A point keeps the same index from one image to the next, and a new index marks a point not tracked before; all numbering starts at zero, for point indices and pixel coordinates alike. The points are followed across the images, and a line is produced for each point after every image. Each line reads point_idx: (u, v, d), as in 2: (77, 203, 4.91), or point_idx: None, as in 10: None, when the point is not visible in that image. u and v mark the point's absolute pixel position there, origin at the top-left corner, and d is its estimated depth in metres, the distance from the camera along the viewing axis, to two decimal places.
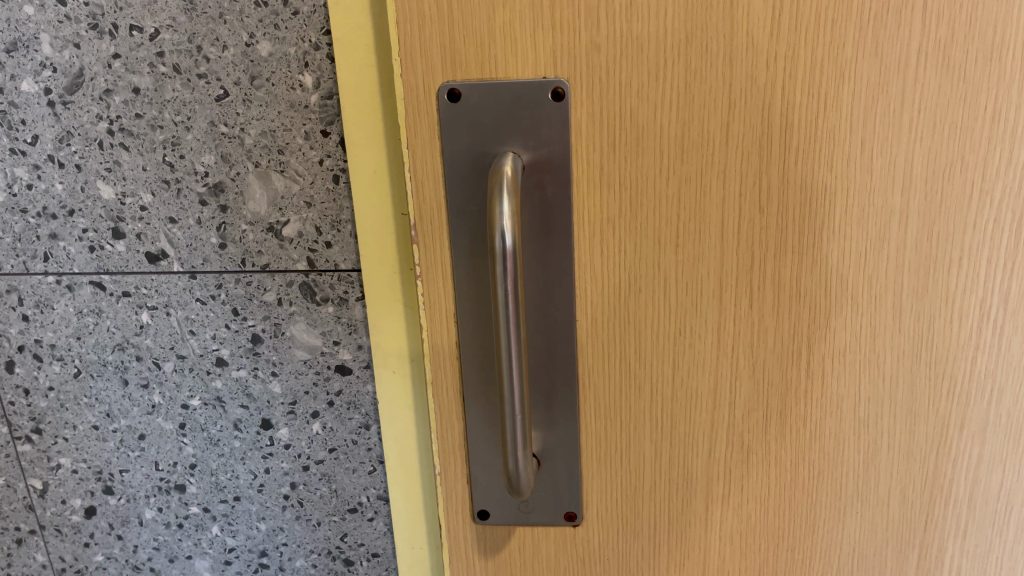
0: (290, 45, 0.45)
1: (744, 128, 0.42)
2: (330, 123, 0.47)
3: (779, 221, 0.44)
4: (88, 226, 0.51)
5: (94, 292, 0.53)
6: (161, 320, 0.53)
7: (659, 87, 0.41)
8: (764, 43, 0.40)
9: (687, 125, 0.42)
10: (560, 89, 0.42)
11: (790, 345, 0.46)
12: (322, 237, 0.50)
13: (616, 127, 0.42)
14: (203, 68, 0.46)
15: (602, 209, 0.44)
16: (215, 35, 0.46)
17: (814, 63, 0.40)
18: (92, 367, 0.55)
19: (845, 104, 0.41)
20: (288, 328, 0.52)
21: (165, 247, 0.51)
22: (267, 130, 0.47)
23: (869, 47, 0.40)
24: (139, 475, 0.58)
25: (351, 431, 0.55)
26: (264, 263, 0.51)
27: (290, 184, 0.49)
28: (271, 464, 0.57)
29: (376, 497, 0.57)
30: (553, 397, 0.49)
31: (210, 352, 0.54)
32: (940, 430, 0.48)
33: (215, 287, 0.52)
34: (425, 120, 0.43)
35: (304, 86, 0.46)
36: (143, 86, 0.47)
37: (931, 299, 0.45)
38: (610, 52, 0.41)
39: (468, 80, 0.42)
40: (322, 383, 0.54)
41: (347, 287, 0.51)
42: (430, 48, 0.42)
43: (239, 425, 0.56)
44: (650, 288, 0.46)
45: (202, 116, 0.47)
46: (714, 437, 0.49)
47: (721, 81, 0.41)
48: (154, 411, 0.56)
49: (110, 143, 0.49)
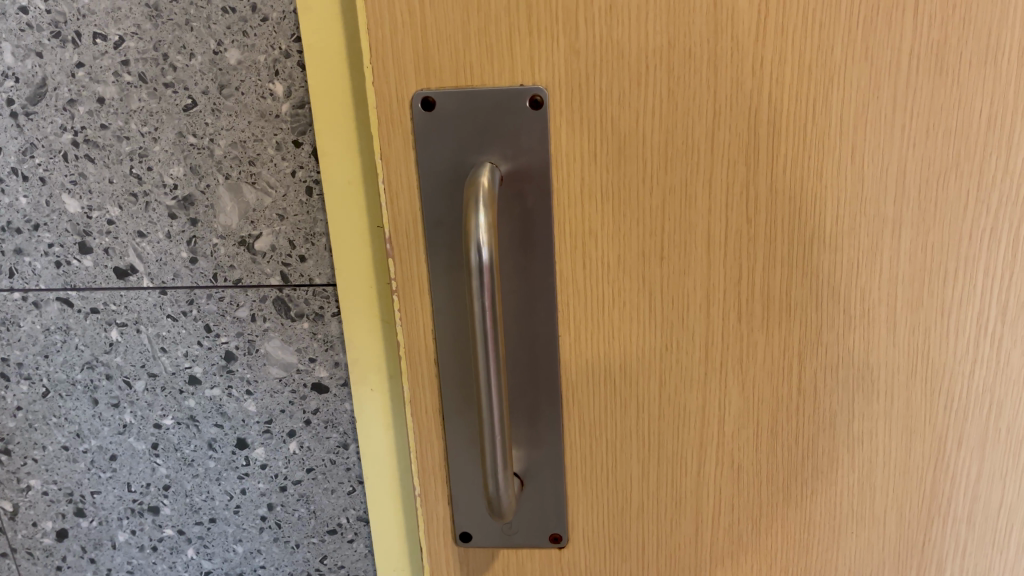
0: (259, 53, 0.44)
1: (730, 135, 0.40)
2: (302, 133, 0.45)
3: (768, 232, 0.42)
4: (54, 241, 0.49)
5: (62, 308, 0.51)
6: (131, 337, 0.51)
7: (641, 94, 0.40)
8: (750, 47, 0.39)
9: (671, 133, 0.40)
10: (539, 97, 0.40)
11: (780, 360, 0.45)
12: (296, 251, 0.48)
13: (597, 135, 0.41)
14: (169, 77, 0.45)
15: (584, 221, 0.42)
16: (181, 42, 0.44)
17: (801, 67, 0.39)
18: (61, 386, 0.53)
19: (834, 110, 0.39)
20: (262, 344, 0.51)
21: (134, 262, 0.49)
22: (237, 140, 0.46)
23: (858, 51, 0.38)
24: (111, 497, 0.56)
25: (329, 450, 0.53)
26: (237, 278, 0.49)
27: (262, 197, 0.47)
28: (247, 485, 0.55)
29: (356, 518, 0.55)
30: (536, 416, 0.47)
31: (182, 370, 0.52)
32: (937, 447, 0.46)
33: (186, 302, 0.50)
34: (399, 130, 0.41)
35: (275, 95, 0.44)
36: (108, 96, 0.45)
37: (926, 311, 0.43)
38: (590, 57, 0.39)
39: (442, 88, 0.40)
40: (298, 402, 0.52)
41: (323, 302, 0.49)
42: (402, 54, 0.40)
43: (213, 445, 0.54)
44: (635, 302, 0.44)
45: (170, 127, 0.46)
46: (704, 455, 0.47)
47: (705, 87, 0.39)
48: (126, 431, 0.54)
49: (75, 154, 0.47)
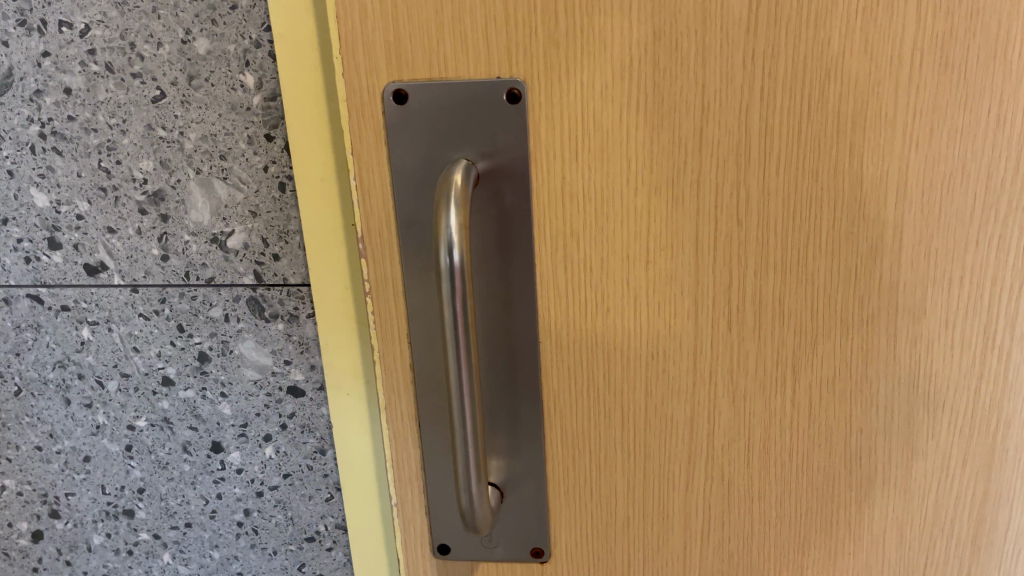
0: (229, 42, 0.42)
1: (719, 133, 0.38)
2: (274, 127, 0.43)
3: (760, 235, 0.39)
4: (23, 236, 0.48)
5: (32, 305, 0.49)
6: (102, 336, 0.50)
7: (625, 88, 0.37)
8: (741, 39, 0.36)
9: (657, 130, 0.38)
10: (516, 91, 0.38)
11: (773, 372, 0.42)
12: (269, 249, 0.46)
13: (579, 132, 0.38)
14: (137, 67, 0.43)
15: (565, 221, 0.40)
16: (149, 31, 0.42)
17: (796, 61, 0.36)
18: (33, 385, 0.52)
19: (831, 107, 0.37)
20: (236, 346, 0.49)
21: (104, 258, 0.48)
22: (208, 134, 0.44)
23: (857, 44, 0.36)
24: (86, 499, 0.55)
25: (306, 455, 0.51)
26: (209, 276, 0.47)
27: (234, 192, 0.45)
28: (223, 490, 0.53)
29: (335, 526, 0.53)
30: (516, 425, 0.45)
31: (155, 370, 0.50)
32: (940, 465, 0.43)
33: (158, 301, 0.48)
34: (371, 124, 0.39)
35: (246, 86, 0.43)
36: (74, 86, 0.44)
37: (929, 322, 0.40)
38: (570, 49, 0.37)
39: (415, 80, 0.38)
40: (274, 405, 0.50)
41: (298, 302, 0.47)
42: (373, 45, 0.38)
43: (188, 448, 0.52)
44: (619, 308, 0.42)
45: (138, 119, 0.44)
46: (692, 469, 0.45)
47: (693, 81, 0.37)
48: (99, 432, 0.53)
49: (43, 147, 0.45)
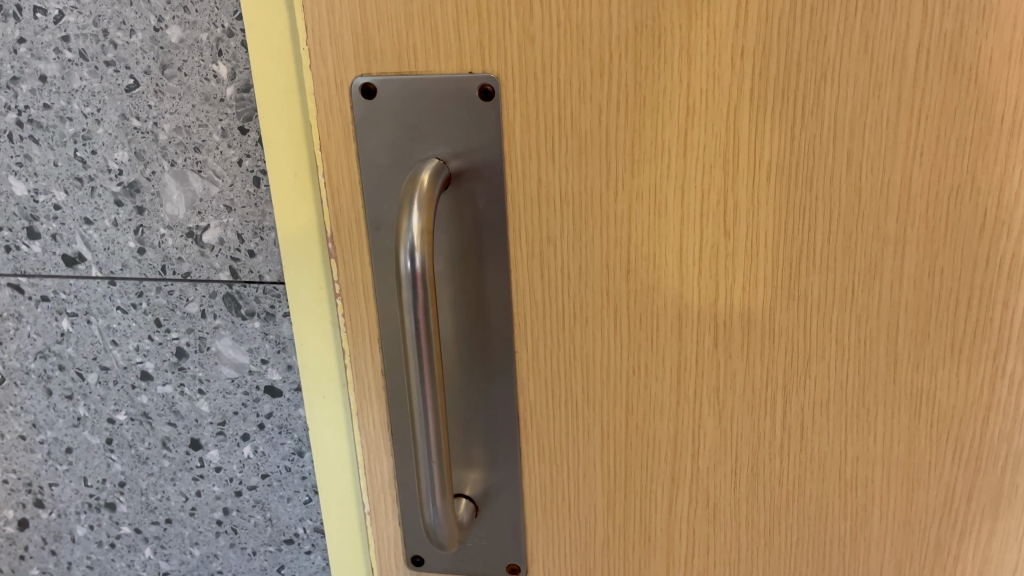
0: (201, 31, 0.40)
1: (705, 136, 0.35)
2: (248, 119, 0.42)
3: (749, 247, 0.37)
4: (2, 225, 0.47)
5: (13, 294, 0.49)
6: (81, 328, 0.49)
7: (604, 86, 0.35)
8: (729, 35, 0.33)
9: (638, 132, 0.35)
10: (489, 87, 0.36)
11: (762, 393, 0.39)
12: (245, 246, 0.45)
13: (555, 132, 0.36)
14: (110, 55, 0.42)
15: (541, 226, 0.38)
16: (121, 18, 0.41)
17: (789, 61, 0.33)
18: (16, 374, 0.51)
19: (828, 111, 0.34)
20: (213, 343, 0.48)
21: (82, 249, 0.47)
22: (182, 125, 0.43)
23: (857, 43, 0.33)
24: (69, 490, 0.54)
25: (284, 456, 0.50)
26: (185, 271, 0.46)
27: (208, 186, 0.44)
28: (202, 487, 0.52)
29: (313, 529, 0.52)
30: (491, 436, 0.43)
31: (134, 364, 0.49)
32: (942, 499, 0.40)
33: (136, 295, 0.47)
34: (339, 119, 0.38)
35: (219, 77, 0.41)
36: (49, 74, 0.43)
37: (933, 346, 0.37)
38: (546, 43, 0.35)
39: (383, 74, 0.36)
40: (251, 404, 0.49)
41: (274, 301, 0.46)
42: (341, 36, 0.36)
43: (167, 443, 0.51)
44: (598, 319, 0.39)
45: (112, 108, 0.43)
46: (676, 491, 0.42)
47: (677, 80, 0.34)
48: (80, 424, 0.52)
49: (20, 135, 0.44)
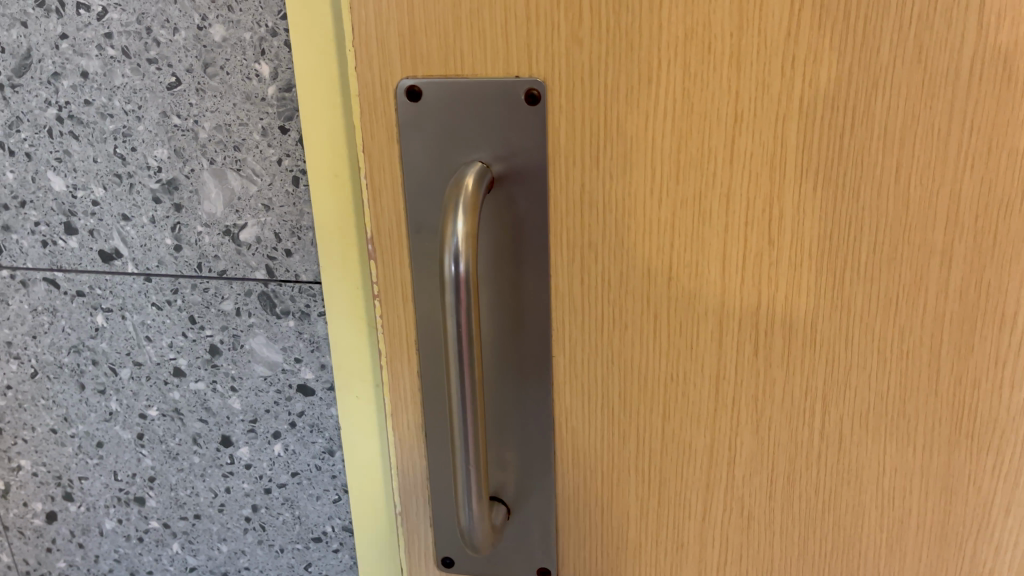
0: (245, 30, 0.40)
1: (752, 144, 0.35)
2: (289, 119, 0.42)
3: (793, 256, 0.37)
4: (40, 220, 0.47)
5: (48, 289, 0.49)
6: (116, 323, 0.49)
7: (652, 93, 0.35)
8: (780, 44, 0.33)
9: (684, 138, 0.35)
10: (536, 91, 0.36)
11: (801, 402, 0.39)
12: (282, 245, 0.45)
13: (600, 137, 0.36)
14: (153, 53, 0.42)
15: (583, 231, 0.38)
16: (165, 16, 0.41)
17: (840, 71, 0.33)
18: (49, 368, 0.52)
19: (878, 122, 0.34)
20: (247, 340, 0.48)
21: (119, 246, 0.47)
22: (222, 124, 0.43)
23: (911, 53, 0.33)
24: (98, 484, 0.55)
25: (315, 455, 0.50)
26: (221, 269, 0.46)
27: (247, 185, 0.44)
28: (232, 484, 0.52)
29: (341, 527, 0.52)
30: (526, 441, 0.43)
31: (167, 361, 0.50)
32: (980, 512, 0.40)
33: (171, 291, 0.48)
34: (383, 122, 0.38)
35: (261, 76, 0.41)
36: (91, 70, 0.43)
37: (977, 358, 0.37)
38: (594, 48, 0.35)
39: (430, 77, 0.36)
40: (283, 403, 0.49)
41: (309, 300, 0.46)
42: (388, 37, 0.36)
43: (198, 440, 0.52)
44: (638, 325, 0.39)
45: (153, 106, 0.43)
46: (710, 498, 0.42)
47: (726, 87, 0.34)
48: (112, 419, 0.52)
49: (60, 131, 0.45)
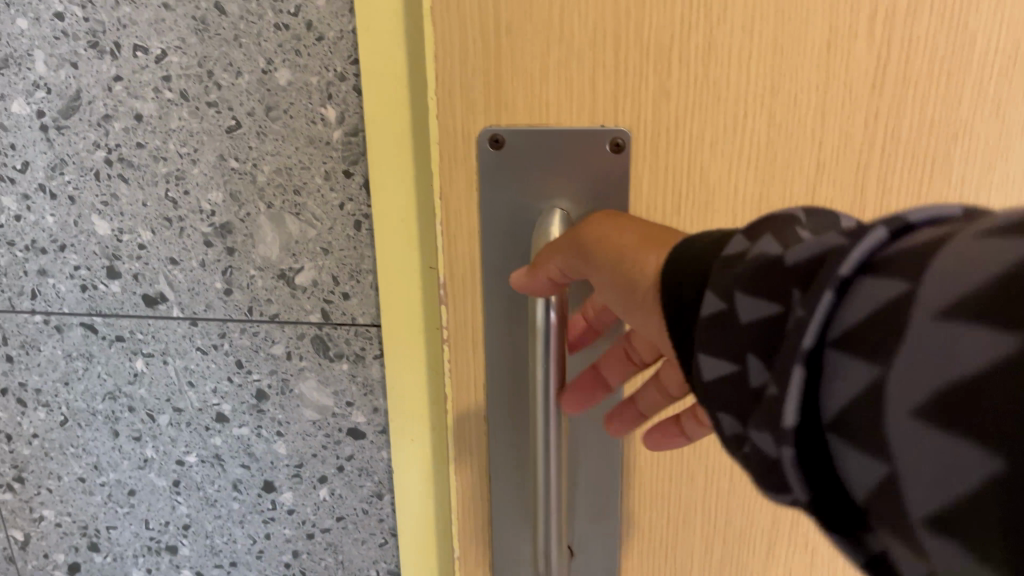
0: (312, 74, 0.40)
1: (833, 192, 0.36)
2: (354, 163, 0.41)
3: None
4: (80, 263, 0.46)
5: (85, 334, 0.48)
6: (157, 368, 0.48)
7: (737, 143, 0.35)
8: (866, 98, 0.34)
9: (767, 187, 0.36)
10: (620, 140, 0.36)
11: None
12: (340, 288, 0.44)
13: (683, 185, 0.37)
14: (214, 96, 0.41)
15: None
16: (228, 60, 0.40)
17: (923, 123, 0.34)
18: (80, 415, 0.50)
19: (957, 171, 0.35)
20: (297, 384, 0.47)
21: (165, 289, 0.46)
22: (283, 168, 0.42)
23: (990, 107, 0.34)
24: (127, 533, 0.53)
25: (362, 499, 0.49)
26: (273, 313, 0.45)
27: (306, 229, 0.43)
28: (272, 530, 0.51)
29: (386, 571, 0.51)
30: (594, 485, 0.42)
31: (210, 406, 0.48)
32: None
33: (218, 336, 0.46)
34: (463, 168, 0.37)
35: (327, 120, 0.41)
36: (146, 113, 0.42)
37: None
38: (681, 99, 0.35)
39: (513, 126, 0.36)
40: (332, 446, 0.48)
41: (365, 343, 0.45)
42: (473, 84, 0.36)
43: (238, 486, 0.50)
44: None
45: (210, 149, 0.42)
46: (775, 534, 0.43)
47: (811, 137, 0.35)
48: (146, 466, 0.51)
49: (108, 173, 0.43)
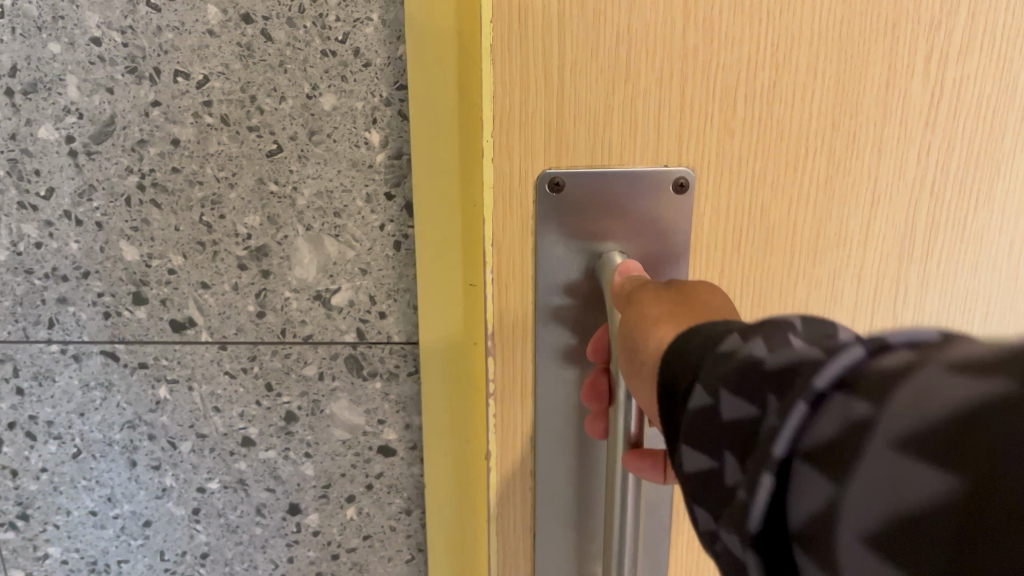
0: (357, 99, 0.41)
1: (878, 213, 0.43)
2: (396, 185, 0.42)
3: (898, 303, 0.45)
4: (104, 290, 0.45)
5: (105, 362, 0.47)
6: (180, 394, 0.47)
7: (793, 175, 0.42)
8: (906, 133, 0.42)
9: (821, 212, 0.43)
10: (684, 180, 0.42)
11: None
12: (376, 307, 0.45)
13: (746, 216, 0.43)
14: (255, 121, 0.41)
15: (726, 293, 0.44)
16: (273, 85, 0.41)
17: (946, 155, 0.42)
18: (96, 446, 0.49)
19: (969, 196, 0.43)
20: (328, 405, 0.47)
21: (194, 314, 0.45)
22: (323, 190, 0.43)
23: (994, 142, 0.42)
24: (140, 566, 0.51)
25: (390, 515, 0.50)
26: (307, 334, 0.46)
27: (344, 250, 0.44)
28: (295, 552, 0.51)
29: None
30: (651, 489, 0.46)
31: (235, 431, 0.48)
32: None
33: (248, 359, 0.46)
34: (518, 203, 0.42)
35: (370, 144, 0.42)
36: (184, 138, 0.42)
37: None
38: (747, 138, 0.41)
39: (572, 168, 0.41)
40: (361, 465, 0.49)
41: (399, 360, 0.46)
42: (534, 126, 0.41)
43: (262, 510, 0.50)
44: None
45: (249, 173, 0.42)
46: None
47: (856, 167, 0.42)
48: (164, 495, 0.50)
49: (140, 199, 0.43)
